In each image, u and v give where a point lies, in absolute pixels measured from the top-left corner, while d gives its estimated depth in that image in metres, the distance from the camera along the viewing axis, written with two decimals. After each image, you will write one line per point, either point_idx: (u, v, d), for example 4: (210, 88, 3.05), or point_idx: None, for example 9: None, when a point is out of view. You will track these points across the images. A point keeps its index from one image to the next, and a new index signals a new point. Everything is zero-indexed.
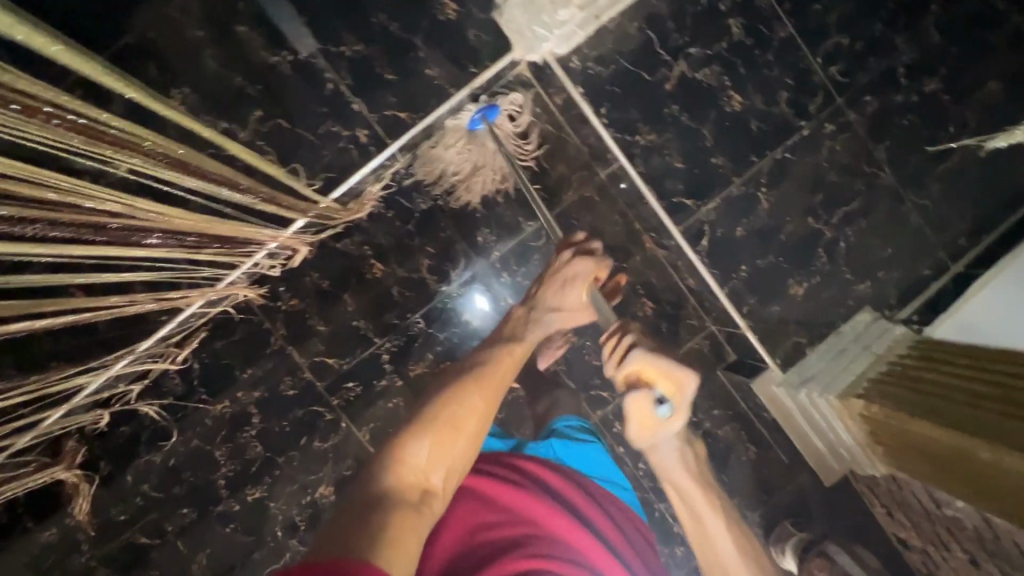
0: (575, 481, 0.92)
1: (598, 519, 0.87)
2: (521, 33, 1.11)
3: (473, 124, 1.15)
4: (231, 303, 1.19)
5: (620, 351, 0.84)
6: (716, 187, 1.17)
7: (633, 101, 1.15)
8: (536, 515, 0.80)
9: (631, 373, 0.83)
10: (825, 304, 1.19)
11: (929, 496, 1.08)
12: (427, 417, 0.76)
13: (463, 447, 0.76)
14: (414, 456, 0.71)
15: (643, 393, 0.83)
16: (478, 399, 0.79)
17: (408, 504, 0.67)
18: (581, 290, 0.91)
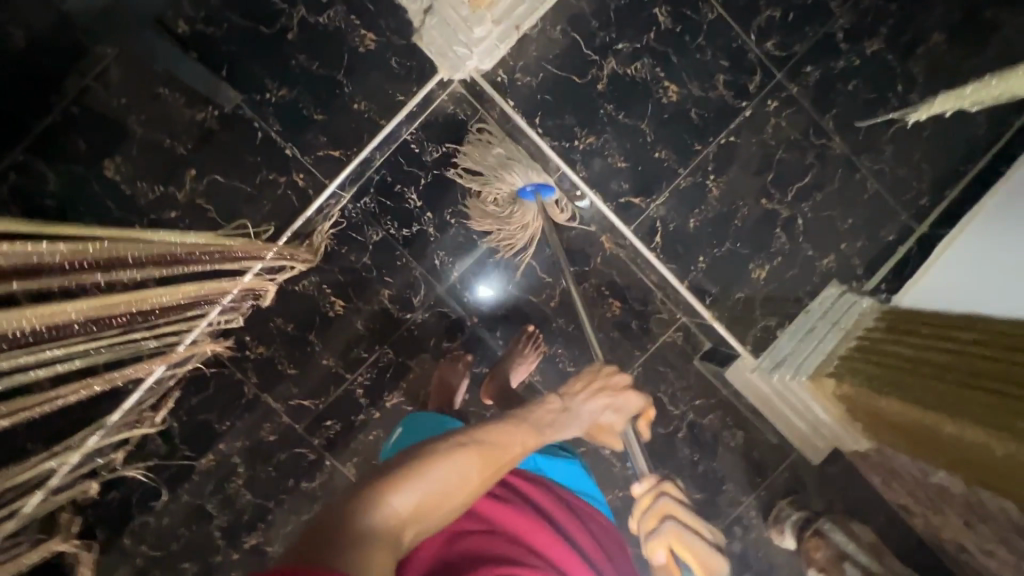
0: (554, 490, 0.88)
1: (578, 532, 0.83)
2: (444, 54, 1.11)
3: (524, 192, 1.15)
4: (201, 360, 1.19)
5: (653, 513, 0.73)
6: (663, 180, 1.15)
7: (567, 105, 1.13)
8: (514, 526, 0.76)
9: (659, 537, 0.71)
10: (790, 283, 1.17)
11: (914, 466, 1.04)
12: (420, 468, 0.63)
13: (452, 504, 0.64)
14: (395, 501, 0.60)
15: None
16: (485, 464, 0.68)
17: (377, 557, 0.55)
18: (620, 420, 0.84)
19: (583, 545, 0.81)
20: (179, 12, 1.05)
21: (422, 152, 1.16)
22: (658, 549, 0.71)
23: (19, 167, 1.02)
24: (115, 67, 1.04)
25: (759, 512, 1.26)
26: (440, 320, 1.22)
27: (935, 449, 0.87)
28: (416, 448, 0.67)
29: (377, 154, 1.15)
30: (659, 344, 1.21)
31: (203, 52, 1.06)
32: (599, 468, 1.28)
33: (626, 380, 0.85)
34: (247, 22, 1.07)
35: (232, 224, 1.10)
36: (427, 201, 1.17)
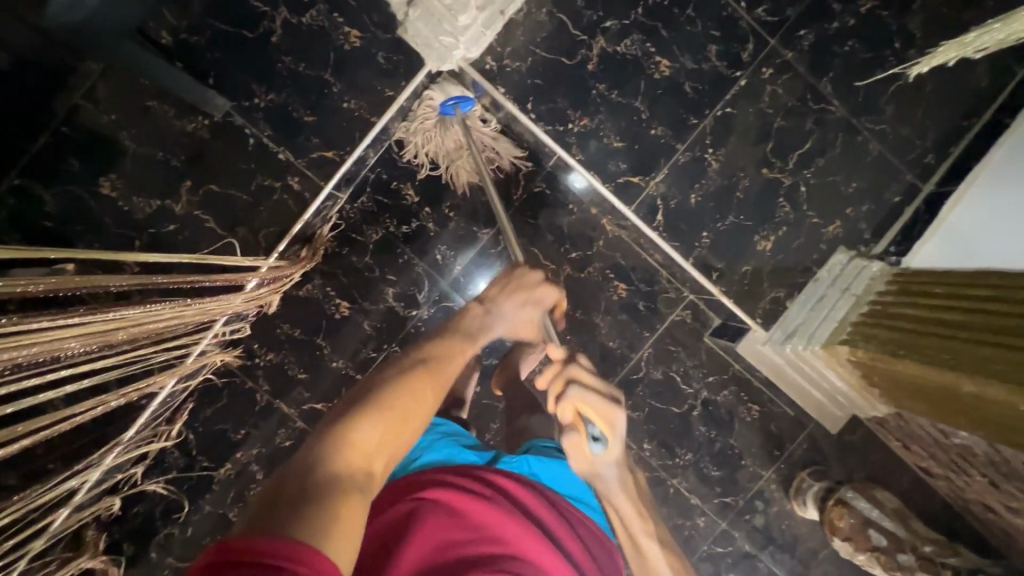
0: (546, 495, 0.88)
1: (568, 539, 0.84)
2: (431, 46, 1.08)
3: (444, 109, 1.11)
4: (212, 370, 1.20)
5: (558, 389, 0.78)
6: (661, 157, 1.13)
7: (559, 88, 1.12)
8: (505, 535, 0.76)
9: (564, 404, 0.78)
10: (796, 253, 1.16)
11: (935, 428, 1.03)
12: (375, 404, 0.73)
13: (407, 433, 0.74)
14: (356, 435, 0.69)
15: (576, 434, 0.79)
16: (424, 387, 0.78)
17: (353, 488, 0.65)
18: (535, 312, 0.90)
19: (569, 552, 0.83)
20: (161, 23, 1.05)
21: (408, 151, 1.15)
22: (566, 410, 0.78)
23: (16, 191, 1.02)
24: (102, 84, 1.04)
25: (781, 486, 1.25)
26: (446, 315, 1.21)
27: (954, 412, 0.86)
28: (368, 386, 0.76)
29: (371, 151, 1.14)
30: (667, 323, 1.21)
31: (189, 61, 1.06)
32: None
33: (537, 278, 0.92)
34: (231, 28, 1.06)
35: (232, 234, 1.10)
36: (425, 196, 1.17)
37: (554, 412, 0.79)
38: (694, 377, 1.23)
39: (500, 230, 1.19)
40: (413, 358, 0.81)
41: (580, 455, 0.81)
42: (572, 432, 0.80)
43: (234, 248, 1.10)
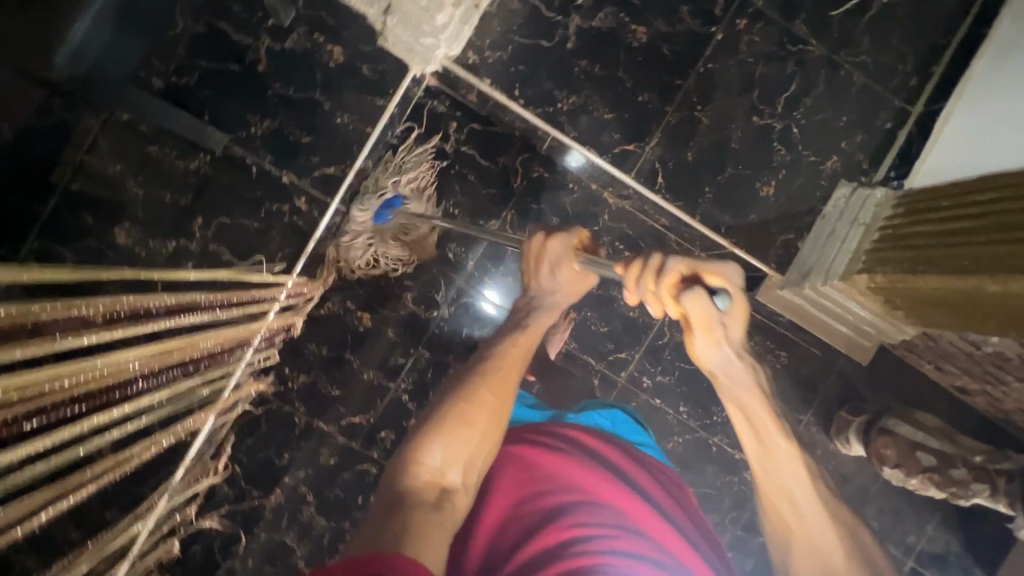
0: (614, 443, 0.91)
1: (640, 480, 0.85)
2: (412, 51, 1.11)
3: (379, 217, 1.17)
4: (249, 402, 1.22)
5: (650, 268, 0.74)
6: (652, 122, 1.15)
7: (543, 71, 1.14)
8: (579, 481, 0.78)
9: (672, 274, 0.73)
10: (799, 194, 1.17)
11: (965, 340, 1.05)
12: (437, 420, 0.77)
13: (479, 445, 0.77)
14: (427, 456, 0.73)
15: (696, 295, 0.72)
16: (487, 394, 0.81)
17: (429, 503, 0.68)
18: (570, 265, 0.88)
19: (646, 491, 0.83)
20: (150, 70, 1.07)
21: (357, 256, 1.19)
22: (668, 292, 0.73)
23: (37, 254, 1.05)
24: (103, 138, 1.07)
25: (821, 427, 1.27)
26: (466, 310, 1.26)
27: (977, 316, 0.89)
28: (434, 408, 0.80)
29: (367, 164, 1.16)
30: None
31: (181, 102, 1.08)
32: (653, 418, 1.29)
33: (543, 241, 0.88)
34: (218, 64, 1.09)
35: (250, 263, 1.12)
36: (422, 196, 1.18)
37: (662, 292, 0.73)
38: None
39: (507, 220, 1.20)
40: (467, 376, 0.84)
41: (704, 320, 0.74)
42: (692, 298, 0.72)
43: (259, 265, 1.12)
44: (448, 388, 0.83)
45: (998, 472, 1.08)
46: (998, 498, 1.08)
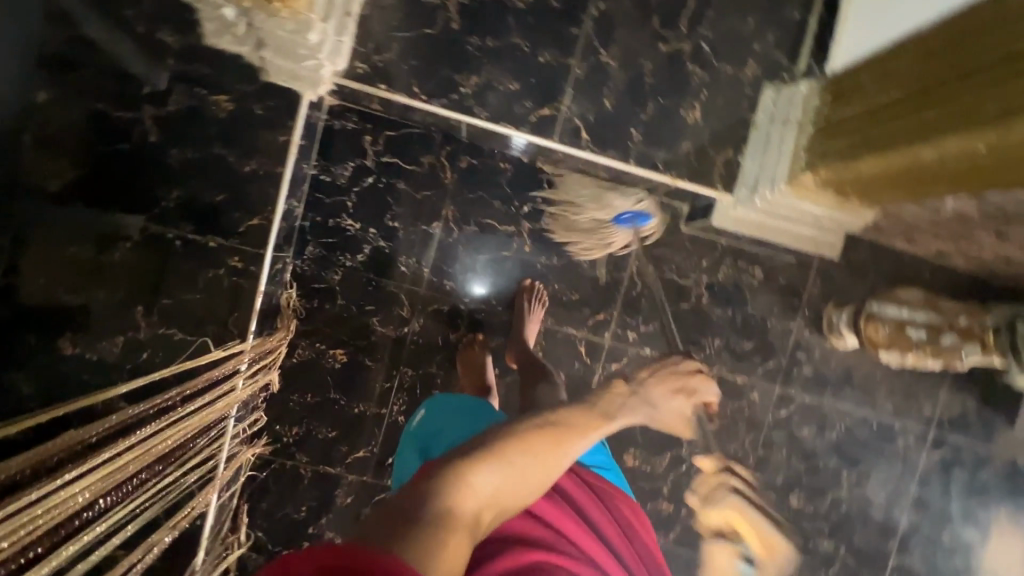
0: (578, 475, 0.91)
1: (608, 526, 0.84)
2: (298, 77, 1.06)
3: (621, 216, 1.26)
4: (252, 467, 1.22)
5: (716, 499, 0.91)
6: (561, 79, 1.10)
7: (436, 60, 1.08)
8: (548, 517, 0.77)
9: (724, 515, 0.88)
10: (727, 109, 1.14)
11: (923, 209, 1.05)
12: (490, 457, 0.67)
13: (520, 488, 0.68)
14: (475, 480, 0.64)
15: (726, 546, 0.85)
16: (551, 454, 0.72)
17: (464, 528, 0.60)
18: None
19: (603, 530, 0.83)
20: None
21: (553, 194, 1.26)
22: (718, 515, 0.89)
23: None
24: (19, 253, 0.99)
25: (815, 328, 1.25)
26: (437, 317, 1.26)
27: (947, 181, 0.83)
28: (472, 447, 0.69)
29: (297, 205, 1.19)
30: (641, 233, 1.29)
31: (88, 195, 1.03)
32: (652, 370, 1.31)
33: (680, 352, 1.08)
34: (108, 146, 1.04)
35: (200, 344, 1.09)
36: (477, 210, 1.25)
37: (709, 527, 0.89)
38: (690, 267, 1.32)
39: (447, 218, 1.25)
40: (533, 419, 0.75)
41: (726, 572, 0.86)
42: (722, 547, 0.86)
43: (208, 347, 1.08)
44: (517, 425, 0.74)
45: (984, 329, 1.09)
46: (990, 354, 1.10)
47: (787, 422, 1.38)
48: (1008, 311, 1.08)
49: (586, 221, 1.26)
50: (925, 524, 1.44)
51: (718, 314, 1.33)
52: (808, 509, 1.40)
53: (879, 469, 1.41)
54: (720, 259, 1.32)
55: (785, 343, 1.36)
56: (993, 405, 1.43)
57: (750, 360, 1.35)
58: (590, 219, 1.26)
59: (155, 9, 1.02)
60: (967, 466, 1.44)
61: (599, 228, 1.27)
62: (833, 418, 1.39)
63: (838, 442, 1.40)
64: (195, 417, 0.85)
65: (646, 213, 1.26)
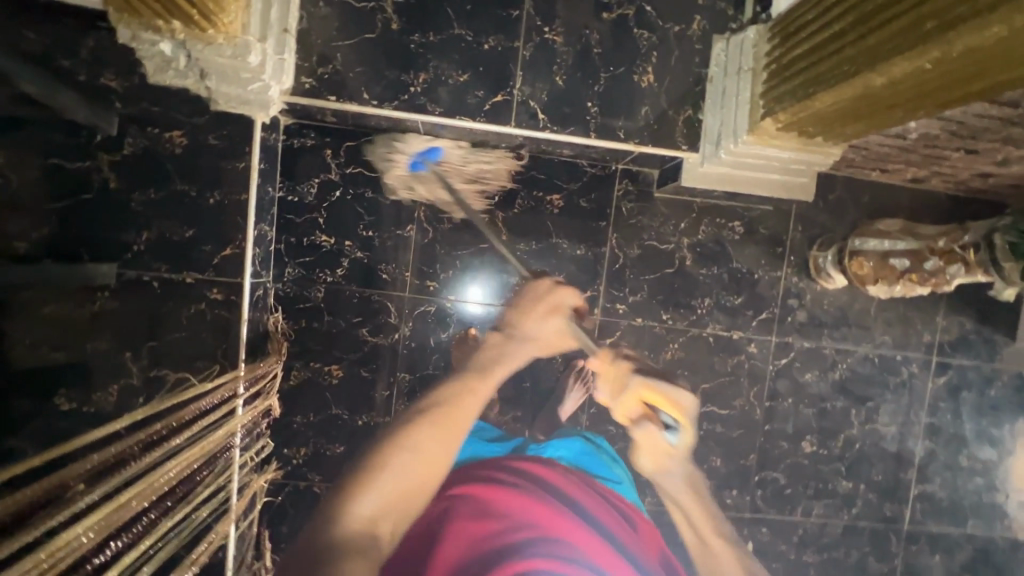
0: (576, 479, 1.14)
1: (595, 509, 1.10)
2: (248, 101, 1.05)
3: (414, 166, 1.24)
4: (266, 493, 1.23)
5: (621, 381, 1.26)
6: (509, 64, 1.10)
7: (382, 63, 1.07)
8: (527, 513, 1.02)
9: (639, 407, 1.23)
10: (679, 68, 1.13)
11: (890, 136, 1.04)
12: (394, 447, 1.06)
13: (416, 487, 0.97)
14: (359, 507, 0.95)
15: (650, 422, 1.22)
16: (447, 426, 1.11)
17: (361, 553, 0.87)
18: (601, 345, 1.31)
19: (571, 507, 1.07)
20: None
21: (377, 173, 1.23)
22: (633, 404, 1.23)
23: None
24: None
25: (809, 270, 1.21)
26: (425, 319, 1.26)
27: (911, 101, 0.81)
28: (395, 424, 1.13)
29: (269, 229, 1.19)
30: (615, 204, 1.29)
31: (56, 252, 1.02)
32: (647, 338, 1.32)
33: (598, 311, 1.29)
34: (69, 199, 1.03)
35: (179, 382, 1.08)
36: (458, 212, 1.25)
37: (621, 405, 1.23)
38: (669, 231, 1.32)
39: (420, 219, 1.25)
40: (417, 416, 1.12)
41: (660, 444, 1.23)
42: (646, 430, 1.22)
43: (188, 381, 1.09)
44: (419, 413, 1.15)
45: (963, 248, 1.05)
46: (972, 271, 1.06)
47: (789, 369, 1.38)
48: (983, 224, 1.04)
49: (394, 180, 1.23)
50: (941, 450, 1.44)
51: (704, 274, 1.33)
52: (822, 453, 1.40)
53: (887, 403, 1.42)
54: (697, 218, 1.32)
55: (775, 292, 1.35)
56: (993, 323, 1.43)
57: (743, 314, 1.35)
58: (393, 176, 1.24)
59: (94, 55, 1.01)
60: (974, 387, 1.44)
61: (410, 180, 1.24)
62: (834, 359, 1.39)
63: (843, 382, 1.40)
64: (196, 448, 0.85)
65: (434, 149, 1.23)
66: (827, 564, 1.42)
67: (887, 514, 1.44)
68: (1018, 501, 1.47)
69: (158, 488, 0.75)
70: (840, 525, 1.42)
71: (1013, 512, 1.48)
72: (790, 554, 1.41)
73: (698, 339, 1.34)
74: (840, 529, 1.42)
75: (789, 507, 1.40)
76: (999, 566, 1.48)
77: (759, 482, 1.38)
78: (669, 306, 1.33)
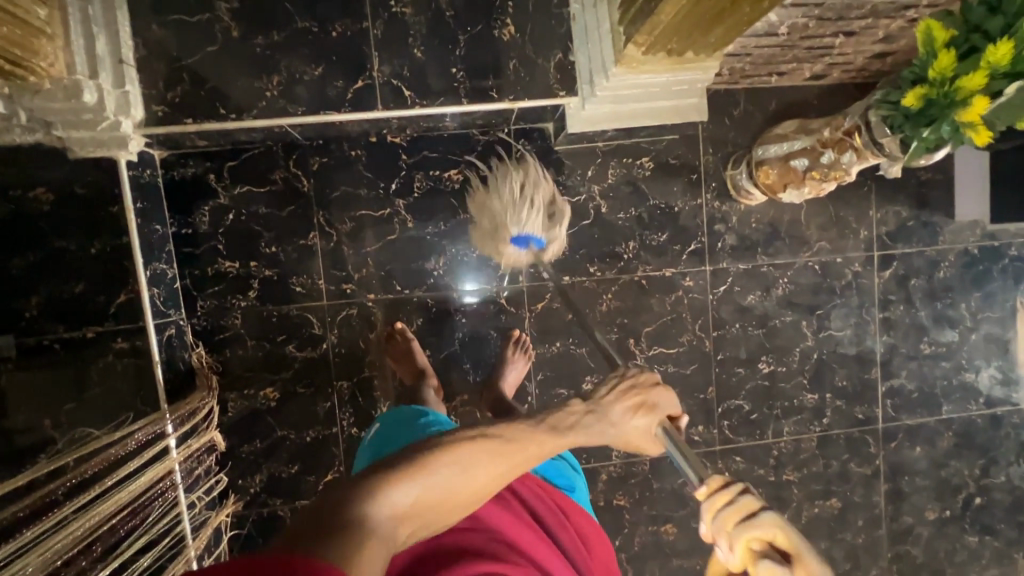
0: (551, 494, 0.84)
1: (587, 529, 0.84)
2: (103, 142, 1.02)
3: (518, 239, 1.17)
4: (231, 527, 1.23)
5: (737, 511, 0.51)
6: (363, 48, 1.06)
7: (231, 73, 1.03)
8: (501, 526, 0.70)
9: (760, 537, 0.50)
10: (538, 13, 1.08)
11: (761, 36, 0.99)
12: None
13: None
14: (399, 493, 0.53)
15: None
16: None
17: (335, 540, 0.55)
18: (649, 422, 0.66)
19: (549, 522, 0.79)
20: None
21: (455, 175, 1.25)
22: (755, 551, 0.50)
23: None
24: None
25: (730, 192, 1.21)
26: (350, 325, 1.25)
27: None
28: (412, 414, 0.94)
29: (168, 266, 1.17)
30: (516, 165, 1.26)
31: None
32: (578, 294, 1.30)
33: (655, 378, 0.69)
34: None
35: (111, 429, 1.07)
36: (360, 209, 1.23)
37: (731, 549, 0.51)
38: (578, 181, 1.29)
39: (321, 224, 1.22)
40: None
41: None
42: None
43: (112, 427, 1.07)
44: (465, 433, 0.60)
45: (847, 134, 1.03)
46: (864, 155, 1.04)
47: (730, 295, 1.35)
48: (860, 105, 1.02)
49: (482, 202, 1.18)
50: (902, 343, 1.42)
51: (623, 218, 1.30)
52: (781, 371, 1.38)
53: (837, 307, 1.39)
54: (604, 163, 1.28)
55: (699, 222, 1.32)
56: (929, 205, 1.40)
57: (672, 250, 1.32)
58: (491, 201, 1.17)
59: None
60: (923, 273, 1.41)
61: (483, 209, 1.18)
62: (774, 275, 1.36)
63: (788, 296, 1.37)
64: (108, 502, 0.82)
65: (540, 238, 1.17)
66: (808, 478, 1.41)
67: (860, 417, 1.42)
68: (989, 376, 1.45)
69: (63, 551, 0.73)
70: (813, 439, 1.41)
71: (986, 388, 1.46)
72: (770, 477, 1.40)
73: (633, 284, 1.32)
74: (814, 442, 1.41)
75: (759, 432, 1.39)
76: (982, 445, 1.47)
77: (723, 413, 1.37)
78: (596, 256, 1.30)
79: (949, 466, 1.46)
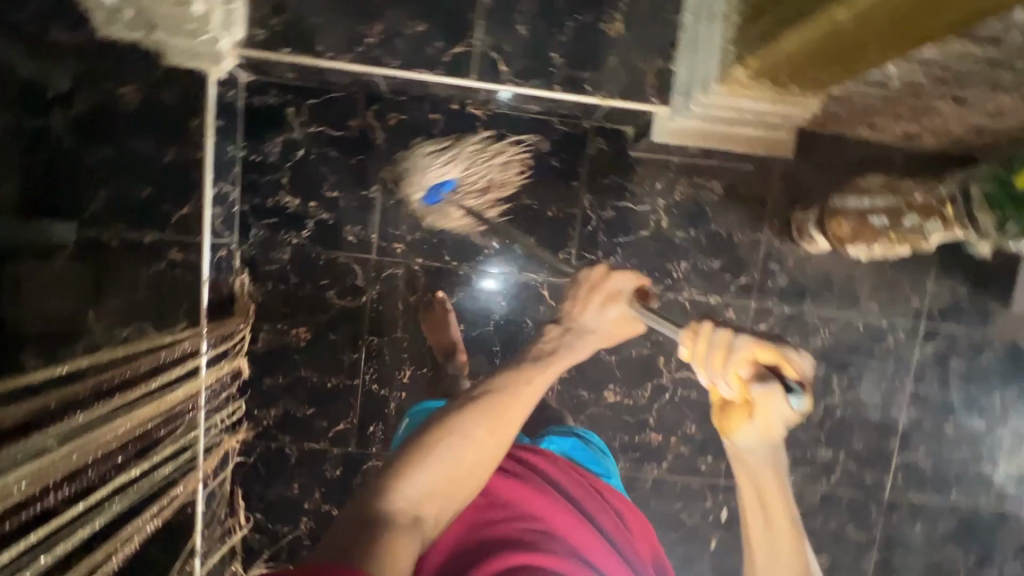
0: (586, 478, 0.96)
1: (623, 509, 0.95)
2: (196, 53, 1.06)
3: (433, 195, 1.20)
4: (240, 453, 1.25)
5: (718, 348, 0.68)
6: (467, 12, 1.05)
7: (332, 12, 1.04)
8: (537, 512, 0.81)
9: (740, 359, 0.67)
10: (646, 12, 1.08)
11: (867, 86, 0.97)
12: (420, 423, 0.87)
13: None
14: (406, 487, 0.68)
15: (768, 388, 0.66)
16: None
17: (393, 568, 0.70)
18: (614, 307, 0.83)
19: (581, 501, 0.89)
20: None
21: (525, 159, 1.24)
22: (741, 367, 0.67)
23: None
24: None
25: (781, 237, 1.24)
26: (392, 283, 1.25)
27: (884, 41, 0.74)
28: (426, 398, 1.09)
29: (232, 189, 1.21)
30: (586, 161, 1.25)
31: None
32: None
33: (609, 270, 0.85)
34: None
35: None
36: None
37: (731, 376, 0.67)
38: (644, 192, 1.28)
39: (385, 179, 1.22)
40: None
41: (773, 413, 0.69)
42: (764, 393, 0.67)
43: None
44: (453, 411, 0.74)
45: (939, 202, 0.99)
46: (950, 227, 1.00)
47: (769, 336, 1.34)
48: (959, 177, 0.99)
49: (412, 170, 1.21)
50: (926, 420, 1.40)
51: (681, 237, 1.29)
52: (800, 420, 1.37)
53: (870, 371, 1.37)
54: (674, 178, 1.27)
55: (755, 256, 1.31)
56: (986, 289, 1.37)
57: (721, 279, 1.31)
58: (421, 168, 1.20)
59: None
60: (964, 354, 1.39)
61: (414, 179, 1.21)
62: (816, 325, 1.35)
63: (824, 349, 1.36)
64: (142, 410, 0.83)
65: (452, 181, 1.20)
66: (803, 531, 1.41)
67: (866, 482, 1.41)
68: (1007, 472, 1.43)
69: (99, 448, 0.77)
70: (816, 493, 1.40)
71: (1000, 482, 1.44)
72: None
73: (676, 303, 1.31)
74: (816, 497, 1.40)
75: None
76: (982, 537, 1.45)
77: None
78: (646, 268, 1.29)
79: (944, 549, 1.45)
